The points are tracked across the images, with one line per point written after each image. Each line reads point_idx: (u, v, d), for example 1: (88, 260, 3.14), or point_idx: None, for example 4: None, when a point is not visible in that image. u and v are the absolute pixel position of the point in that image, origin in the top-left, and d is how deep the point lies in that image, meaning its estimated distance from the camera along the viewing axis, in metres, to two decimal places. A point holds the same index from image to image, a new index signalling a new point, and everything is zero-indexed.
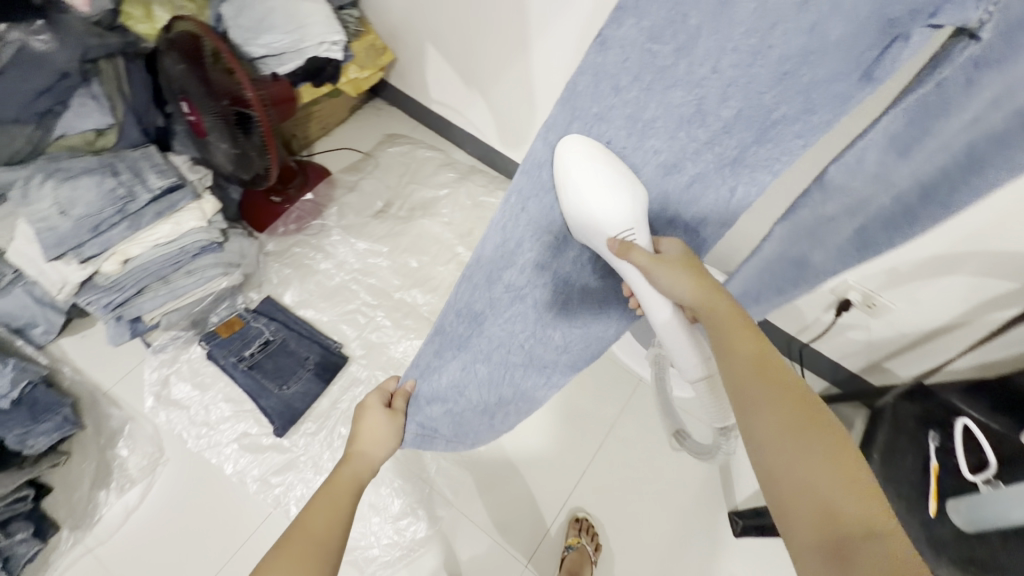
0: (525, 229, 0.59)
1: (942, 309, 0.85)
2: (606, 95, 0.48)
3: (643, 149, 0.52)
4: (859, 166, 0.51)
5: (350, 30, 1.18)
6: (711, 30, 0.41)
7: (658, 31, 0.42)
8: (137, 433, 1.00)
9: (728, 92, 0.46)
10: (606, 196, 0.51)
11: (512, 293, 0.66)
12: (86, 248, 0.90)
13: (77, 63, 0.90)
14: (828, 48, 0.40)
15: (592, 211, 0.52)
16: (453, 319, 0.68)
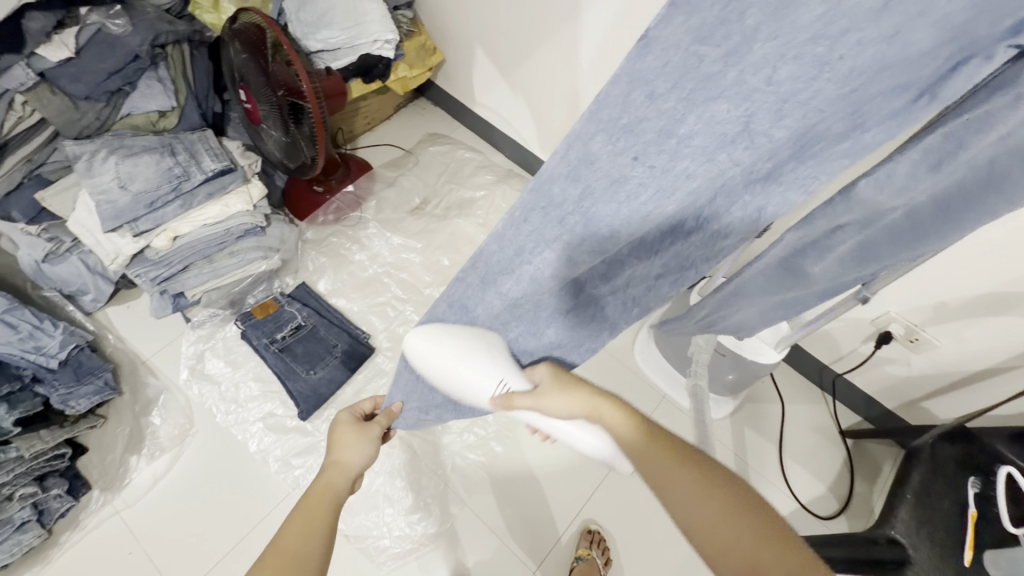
0: (527, 238, 0.51)
1: (991, 350, 0.82)
2: (636, 102, 0.36)
3: (674, 176, 0.41)
4: (888, 182, 0.43)
5: (403, 30, 1.21)
6: (771, 32, 0.30)
7: (707, 32, 0.31)
8: (170, 404, 1.04)
9: (784, 108, 0.35)
10: (466, 364, 0.55)
11: (510, 298, 0.59)
12: (140, 222, 0.94)
13: (148, 47, 0.95)
14: (907, 64, 0.31)
15: (461, 375, 0.55)
16: (446, 310, 0.64)
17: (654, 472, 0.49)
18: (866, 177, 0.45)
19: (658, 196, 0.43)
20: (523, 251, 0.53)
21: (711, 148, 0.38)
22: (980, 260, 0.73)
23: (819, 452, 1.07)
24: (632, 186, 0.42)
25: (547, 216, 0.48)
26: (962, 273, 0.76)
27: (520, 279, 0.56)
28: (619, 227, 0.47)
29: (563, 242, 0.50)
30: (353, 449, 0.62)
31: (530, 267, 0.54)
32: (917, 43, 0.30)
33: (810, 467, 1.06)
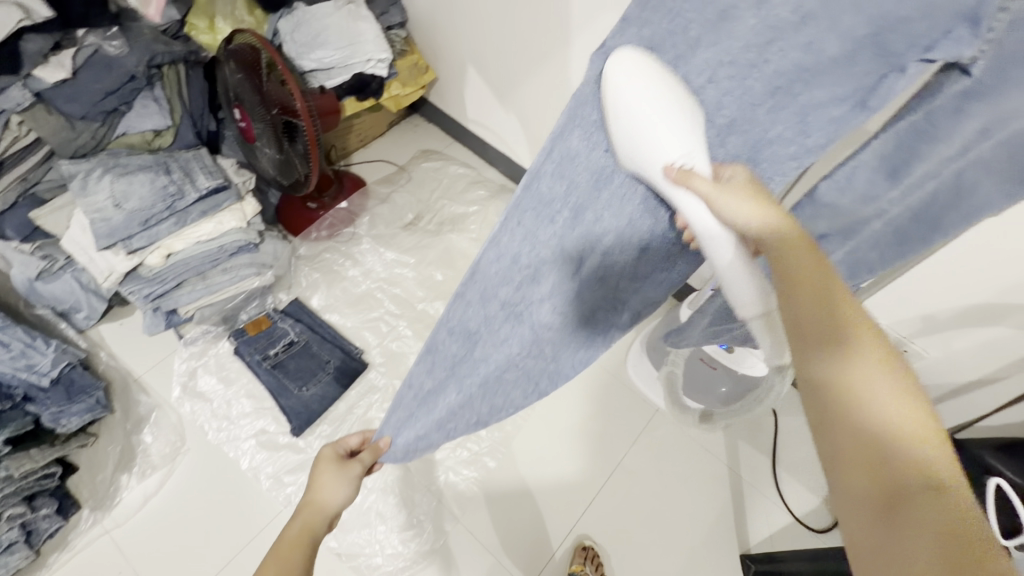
0: (522, 241, 0.51)
1: (978, 362, 0.83)
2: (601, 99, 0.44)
3: (642, 161, 0.48)
4: (848, 184, 0.51)
5: (396, 49, 1.23)
6: (710, 40, 0.41)
7: (658, 41, 0.41)
8: (162, 421, 1.03)
9: (724, 100, 0.43)
10: (656, 122, 0.41)
11: (510, 309, 0.56)
12: (134, 240, 0.95)
13: (144, 68, 0.97)
14: (830, 70, 0.41)
15: (643, 126, 0.41)
16: (446, 338, 0.57)
17: (807, 337, 0.35)
18: (826, 181, 0.53)
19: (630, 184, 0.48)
20: (522, 261, 0.52)
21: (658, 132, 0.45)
22: (965, 274, 0.74)
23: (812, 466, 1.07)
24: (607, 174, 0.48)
25: (539, 214, 0.49)
26: (950, 287, 0.77)
27: (510, 282, 0.53)
28: (602, 215, 0.50)
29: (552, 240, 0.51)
30: (331, 489, 0.57)
31: (530, 266, 0.52)
32: (829, 50, 0.39)
33: (804, 481, 1.05)
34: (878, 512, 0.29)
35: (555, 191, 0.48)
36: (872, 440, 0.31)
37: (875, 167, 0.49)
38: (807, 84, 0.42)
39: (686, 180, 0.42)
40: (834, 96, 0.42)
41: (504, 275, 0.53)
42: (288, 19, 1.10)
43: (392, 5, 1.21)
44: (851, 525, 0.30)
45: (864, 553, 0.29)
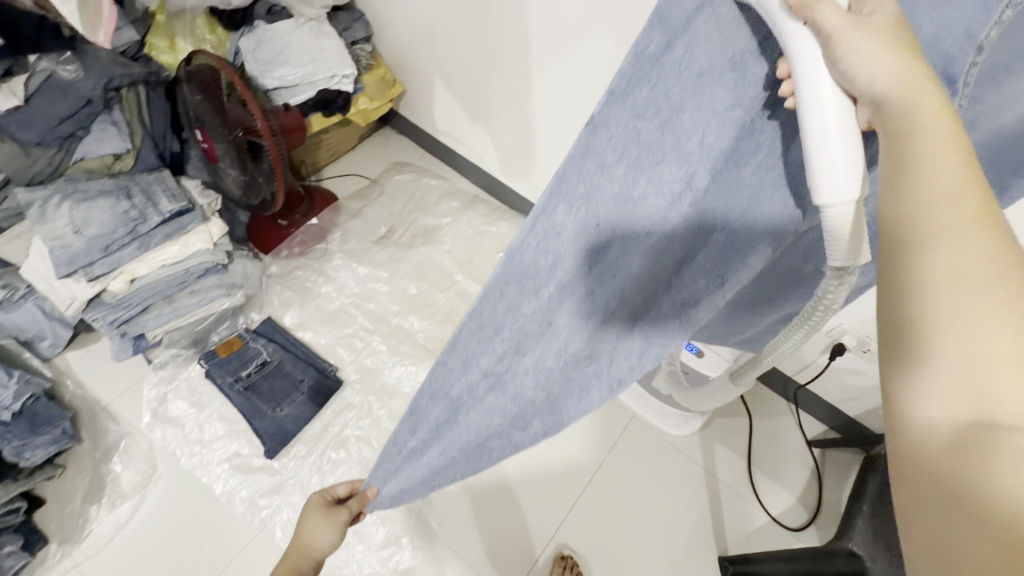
0: (508, 313, 0.39)
1: None
2: (588, 171, 0.33)
3: (640, 229, 0.35)
4: None
5: (362, 64, 1.23)
6: (694, 104, 0.32)
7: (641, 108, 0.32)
8: (132, 449, 1.02)
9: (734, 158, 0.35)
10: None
11: (497, 377, 0.43)
12: (96, 267, 0.93)
13: (101, 91, 0.95)
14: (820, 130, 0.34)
15: None
16: (428, 402, 0.46)
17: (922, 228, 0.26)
18: None
19: (623, 254, 0.36)
20: (504, 335, 0.40)
21: (649, 199, 0.34)
22: None
23: (787, 465, 1.08)
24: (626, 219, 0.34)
25: (523, 287, 0.37)
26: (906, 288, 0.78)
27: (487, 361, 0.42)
28: (595, 289, 0.38)
29: (532, 321, 0.39)
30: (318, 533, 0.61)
31: (528, 332, 0.39)
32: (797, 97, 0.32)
33: (780, 480, 1.07)
34: (947, 456, 0.24)
35: (540, 266, 0.36)
36: (979, 366, 0.24)
37: None
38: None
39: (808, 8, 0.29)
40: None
41: (489, 345, 0.41)
42: (249, 37, 1.09)
43: (356, 20, 1.21)
44: (908, 444, 0.25)
45: (917, 476, 0.25)
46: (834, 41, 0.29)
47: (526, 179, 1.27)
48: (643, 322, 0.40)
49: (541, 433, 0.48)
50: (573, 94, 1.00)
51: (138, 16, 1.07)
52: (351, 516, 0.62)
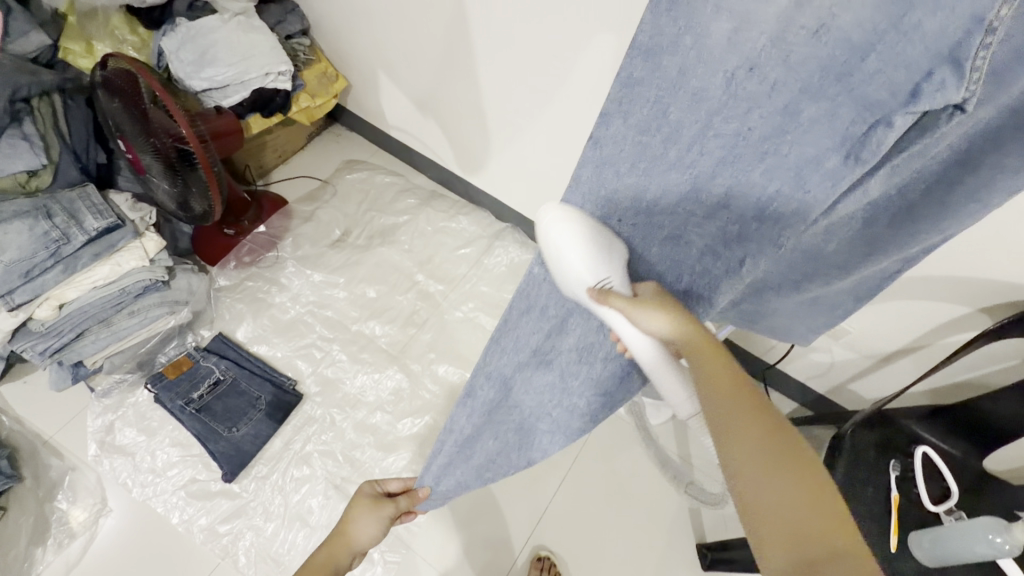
0: (547, 296, 0.53)
1: (899, 332, 0.83)
2: (607, 178, 0.43)
3: (650, 228, 0.45)
4: None
5: (300, 59, 1.16)
6: (692, 120, 0.37)
7: (644, 125, 0.39)
8: (78, 484, 0.96)
9: (718, 169, 0.38)
10: (573, 256, 0.44)
11: (538, 357, 0.56)
12: (16, 294, 0.86)
13: (7, 103, 0.88)
14: (820, 129, 0.34)
15: (564, 257, 0.44)
16: (483, 383, 0.59)
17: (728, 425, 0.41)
18: None
19: (641, 247, 0.47)
20: (546, 315, 0.54)
21: (655, 200, 0.42)
22: None
23: None
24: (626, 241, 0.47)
25: None
26: None
27: (535, 338, 0.55)
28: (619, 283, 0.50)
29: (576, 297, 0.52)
30: (364, 524, 0.68)
31: (561, 321, 0.54)
32: (783, 94, 0.34)
33: None
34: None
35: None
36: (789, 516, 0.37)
37: None
38: (653, 91, 0.37)
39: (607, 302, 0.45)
40: (709, 109, 0.36)
41: (534, 327, 0.54)
42: (172, 36, 1.02)
43: (289, 13, 1.14)
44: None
45: None
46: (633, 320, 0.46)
47: (480, 172, 1.22)
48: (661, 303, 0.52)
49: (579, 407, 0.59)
50: (525, 83, 0.96)
51: (45, 18, 1.01)
52: (396, 512, 0.69)
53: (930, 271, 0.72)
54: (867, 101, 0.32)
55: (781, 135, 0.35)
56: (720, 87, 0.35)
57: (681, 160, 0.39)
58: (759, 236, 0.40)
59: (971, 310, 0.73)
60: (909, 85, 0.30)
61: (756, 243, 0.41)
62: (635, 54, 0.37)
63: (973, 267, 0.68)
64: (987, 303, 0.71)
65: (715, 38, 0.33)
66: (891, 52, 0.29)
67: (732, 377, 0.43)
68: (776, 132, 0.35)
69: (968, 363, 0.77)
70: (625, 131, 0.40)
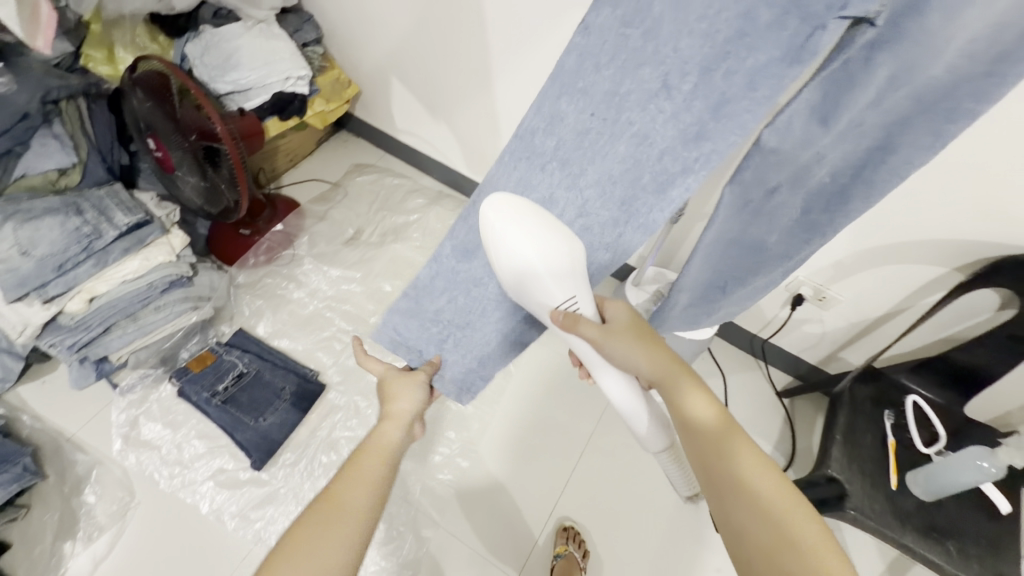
0: (513, 184, 0.64)
1: (883, 298, 0.92)
2: (586, 71, 0.51)
3: (615, 127, 0.54)
4: (788, 133, 0.51)
5: (314, 66, 1.22)
6: (671, 14, 0.44)
7: (629, 17, 0.46)
8: (105, 478, 0.96)
9: (687, 68, 0.47)
10: (528, 253, 0.53)
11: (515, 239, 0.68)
12: (49, 287, 0.88)
13: (38, 104, 0.92)
14: (763, 32, 0.42)
15: (516, 253, 0.53)
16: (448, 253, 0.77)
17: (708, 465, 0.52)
18: (768, 128, 0.52)
19: (608, 141, 0.55)
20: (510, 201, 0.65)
21: (615, 92, 0.51)
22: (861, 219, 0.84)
23: (764, 417, 1.13)
24: (591, 137, 0.56)
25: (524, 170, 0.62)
26: (848, 231, 0.86)
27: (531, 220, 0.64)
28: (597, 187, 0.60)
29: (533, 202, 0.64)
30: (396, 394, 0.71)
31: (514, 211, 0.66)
32: (760, 18, 0.42)
33: (759, 432, 1.12)
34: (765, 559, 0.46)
35: (546, 145, 0.59)
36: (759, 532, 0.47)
37: (808, 115, 0.49)
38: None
39: (572, 326, 0.58)
40: (687, 2, 0.43)
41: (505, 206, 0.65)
42: (197, 43, 1.07)
43: (305, 23, 1.20)
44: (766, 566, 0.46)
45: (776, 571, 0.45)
46: (597, 346, 0.61)
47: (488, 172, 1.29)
48: (634, 204, 0.60)
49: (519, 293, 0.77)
50: (531, 81, 1.04)
51: (70, 26, 1.01)
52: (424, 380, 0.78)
53: (906, 237, 0.82)
54: (808, 15, 0.40)
55: (738, 36, 0.43)
56: None
57: (658, 54, 0.47)
58: (717, 134, 0.50)
59: (943, 271, 0.83)
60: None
61: (731, 129, 0.49)
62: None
63: (941, 230, 0.78)
64: (961, 261, 0.80)
65: None
66: None
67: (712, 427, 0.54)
68: (735, 36, 0.43)
69: (942, 321, 0.86)
70: (611, 22, 0.47)
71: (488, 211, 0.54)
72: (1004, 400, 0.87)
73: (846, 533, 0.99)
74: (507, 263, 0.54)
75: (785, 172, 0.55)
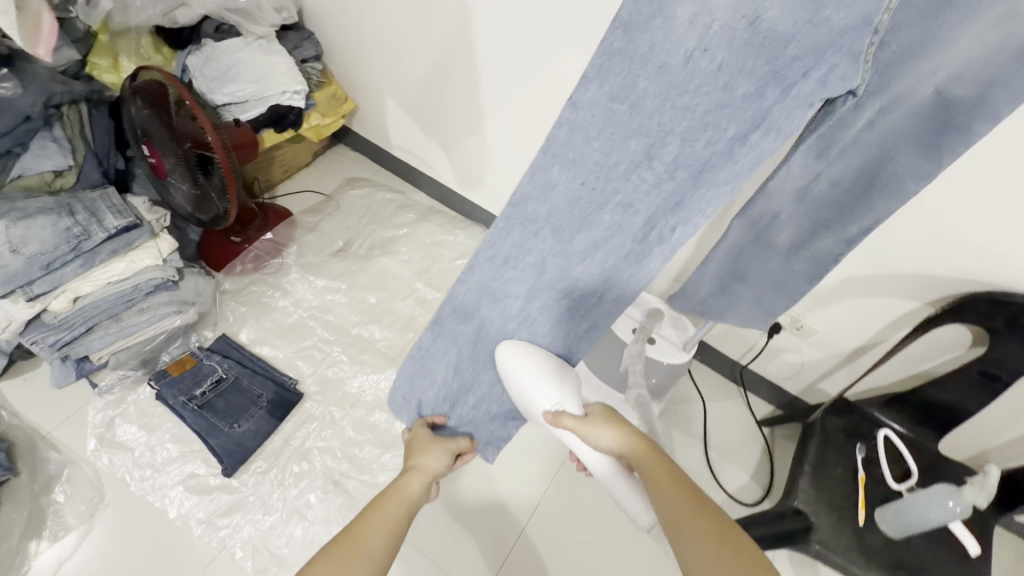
0: (510, 247, 0.62)
1: (861, 331, 0.91)
2: (577, 142, 0.50)
3: (607, 193, 0.53)
4: (790, 174, 0.55)
5: (313, 81, 1.25)
6: (657, 91, 0.44)
7: (618, 93, 0.46)
8: (76, 477, 0.96)
9: (669, 139, 0.47)
10: (530, 381, 0.67)
11: (511, 310, 0.68)
12: (34, 285, 0.90)
13: (41, 108, 0.95)
14: (737, 104, 0.43)
15: (525, 385, 0.67)
16: (449, 314, 0.73)
17: (674, 517, 0.53)
18: (773, 179, 0.56)
19: (595, 210, 0.54)
20: (506, 264, 0.63)
21: (607, 163, 0.50)
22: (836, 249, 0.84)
23: (743, 446, 1.12)
24: (583, 204, 0.54)
25: (514, 240, 0.61)
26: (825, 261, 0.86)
27: (520, 287, 0.65)
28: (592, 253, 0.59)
29: (527, 270, 0.63)
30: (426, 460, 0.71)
31: (507, 278, 0.65)
32: (740, 88, 0.42)
33: (737, 461, 1.10)
34: None
35: (538, 214, 0.57)
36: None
37: (807, 154, 0.52)
38: (626, 62, 0.44)
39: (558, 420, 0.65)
40: (671, 82, 0.44)
41: (496, 273, 0.65)
42: (198, 55, 1.11)
43: (305, 40, 1.23)
44: None
45: None
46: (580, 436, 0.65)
47: (480, 190, 1.31)
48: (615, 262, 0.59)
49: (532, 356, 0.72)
50: (521, 103, 1.06)
51: (79, 36, 1.07)
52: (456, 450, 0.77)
53: (877, 271, 0.82)
54: (783, 77, 0.40)
55: (720, 108, 0.44)
56: (680, 63, 0.42)
57: (643, 127, 0.47)
58: (701, 201, 0.50)
59: (919, 306, 0.82)
60: (817, 74, 0.39)
61: (718, 186, 0.48)
62: (616, 27, 0.43)
63: (914, 264, 0.78)
64: (933, 295, 0.80)
65: (680, 19, 0.40)
66: (807, 40, 0.38)
67: (672, 478, 0.56)
68: (716, 107, 0.44)
69: (916, 356, 0.85)
70: (599, 97, 0.47)
71: (527, 344, 0.69)
72: (978, 436, 0.86)
73: (821, 569, 0.96)
74: (518, 391, 0.68)
75: (787, 196, 0.57)
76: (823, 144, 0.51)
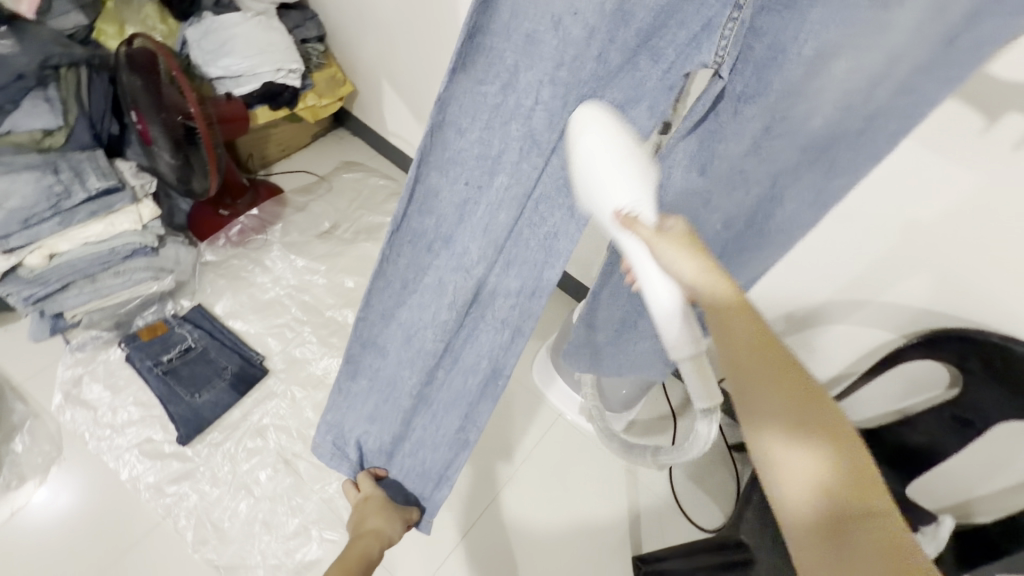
0: (405, 271, 0.56)
1: (837, 360, 0.87)
2: (451, 138, 0.45)
3: (495, 190, 0.47)
4: (669, 184, 0.55)
5: (312, 62, 1.26)
6: (527, 64, 0.40)
7: (482, 73, 0.41)
8: (37, 430, 0.98)
9: (552, 119, 0.43)
10: (612, 167, 0.42)
11: (406, 331, 0.61)
12: (12, 239, 0.91)
13: (36, 67, 0.97)
14: (619, 77, 0.41)
15: (595, 175, 0.42)
16: (358, 349, 0.65)
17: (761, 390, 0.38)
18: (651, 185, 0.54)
19: (485, 211, 0.49)
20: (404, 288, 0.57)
21: (490, 155, 0.45)
22: (812, 270, 0.79)
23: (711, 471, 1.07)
24: (471, 207, 0.49)
25: (408, 258, 0.54)
26: (807, 279, 0.80)
27: (421, 312, 0.58)
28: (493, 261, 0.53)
29: (427, 291, 0.56)
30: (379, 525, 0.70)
31: (415, 300, 0.58)
32: (613, 62, 0.40)
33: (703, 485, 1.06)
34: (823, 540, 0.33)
35: (424, 227, 0.51)
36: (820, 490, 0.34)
37: (687, 165, 0.53)
38: (492, 42, 0.39)
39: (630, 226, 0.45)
40: (541, 56, 0.39)
41: (398, 301, 0.58)
42: (197, 27, 1.11)
43: (308, 20, 1.24)
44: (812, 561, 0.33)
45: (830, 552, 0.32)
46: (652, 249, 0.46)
47: None
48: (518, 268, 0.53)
49: (447, 375, 0.65)
50: None
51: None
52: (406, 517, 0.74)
53: (847, 296, 0.78)
54: (657, 52, 0.40)
55: (597, 84, 0.41)
56: (551, 33, 0.38)
57: (518, 108, 0.42)
58: None
59: (894, 337, 0.78)
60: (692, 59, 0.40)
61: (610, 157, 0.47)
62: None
63: (891, 293, 0.73)
64: (907, 328, 0.75)
65: None
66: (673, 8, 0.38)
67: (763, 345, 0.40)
68: (593, 86, 0.41)
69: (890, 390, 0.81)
70: (468, 86, 0.42)
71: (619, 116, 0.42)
72: (955, 484, 0.81)
73: None
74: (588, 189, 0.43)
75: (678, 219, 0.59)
76: (701, 157, 0.52)
